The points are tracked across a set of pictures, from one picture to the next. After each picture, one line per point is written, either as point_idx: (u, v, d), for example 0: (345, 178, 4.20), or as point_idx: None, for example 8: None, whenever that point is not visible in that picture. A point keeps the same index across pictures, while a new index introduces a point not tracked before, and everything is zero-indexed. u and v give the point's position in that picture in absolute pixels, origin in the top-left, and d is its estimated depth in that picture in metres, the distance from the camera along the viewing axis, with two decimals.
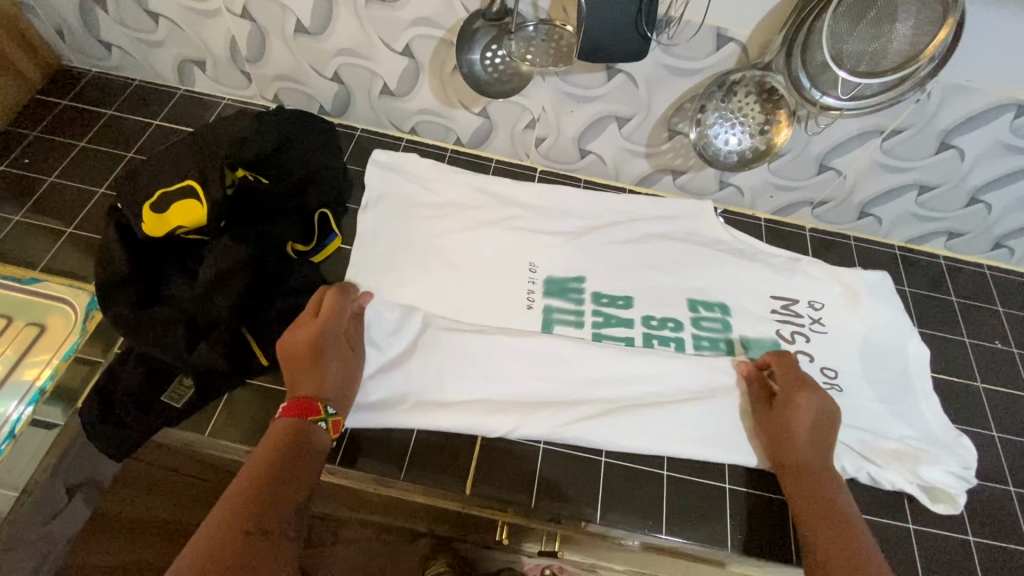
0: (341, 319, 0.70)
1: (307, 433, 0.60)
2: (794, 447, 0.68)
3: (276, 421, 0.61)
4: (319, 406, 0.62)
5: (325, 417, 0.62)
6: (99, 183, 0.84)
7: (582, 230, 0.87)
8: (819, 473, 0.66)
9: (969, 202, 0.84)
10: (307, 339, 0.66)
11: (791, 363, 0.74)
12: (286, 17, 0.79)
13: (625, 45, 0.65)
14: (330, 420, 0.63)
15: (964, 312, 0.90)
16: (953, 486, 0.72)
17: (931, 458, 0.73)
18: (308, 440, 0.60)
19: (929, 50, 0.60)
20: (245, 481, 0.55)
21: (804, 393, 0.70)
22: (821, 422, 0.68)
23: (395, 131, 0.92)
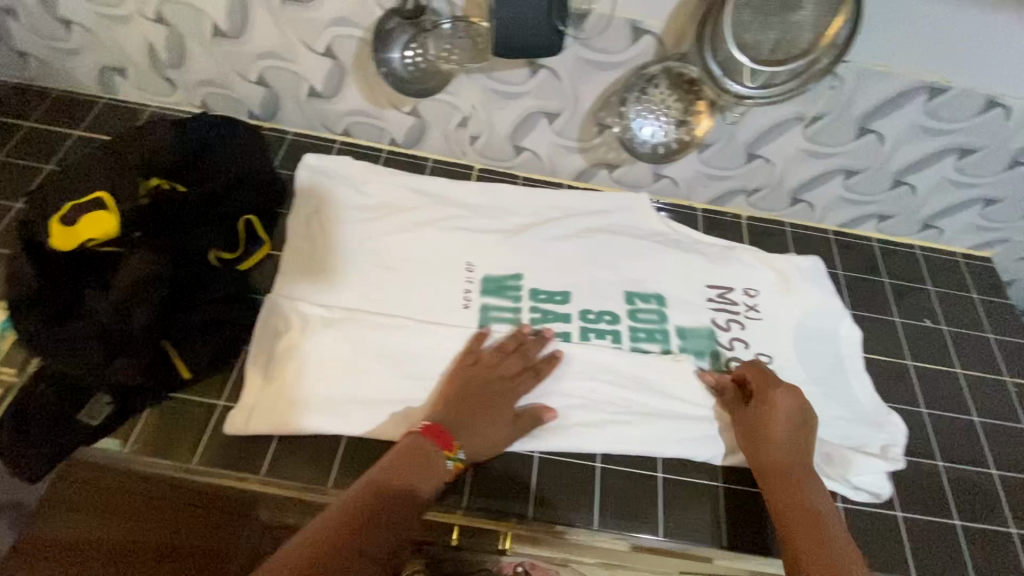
0: (535, 352, 0.74)
1: (428, 464, 0.62)
2: (774, 453, 0.67)
3: (407, 438, 0.64)
4: (451, 442, 0.64)
5: (452, 457, 0.64)
6: (14, 197, 0.81)
7: (520, 227, 0.86)
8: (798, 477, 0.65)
9: (893, 184, 0.85)
10: (497, 377, 0.70)
11: (763, 372, 0.74)
12: (204, 22, 0.77)
13: (539, 38, 0.65)
14: (455, 463, 0.64)
15: (895, 292, 0.92)
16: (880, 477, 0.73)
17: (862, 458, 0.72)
18: (422, 469, 0.62)
19: (825, 38, 0.60)
20: (366, 495, 0.57)
21: (774, 403, 0.70)
22: (795, 430, 0.68)
23: (327, 133, 0.90)
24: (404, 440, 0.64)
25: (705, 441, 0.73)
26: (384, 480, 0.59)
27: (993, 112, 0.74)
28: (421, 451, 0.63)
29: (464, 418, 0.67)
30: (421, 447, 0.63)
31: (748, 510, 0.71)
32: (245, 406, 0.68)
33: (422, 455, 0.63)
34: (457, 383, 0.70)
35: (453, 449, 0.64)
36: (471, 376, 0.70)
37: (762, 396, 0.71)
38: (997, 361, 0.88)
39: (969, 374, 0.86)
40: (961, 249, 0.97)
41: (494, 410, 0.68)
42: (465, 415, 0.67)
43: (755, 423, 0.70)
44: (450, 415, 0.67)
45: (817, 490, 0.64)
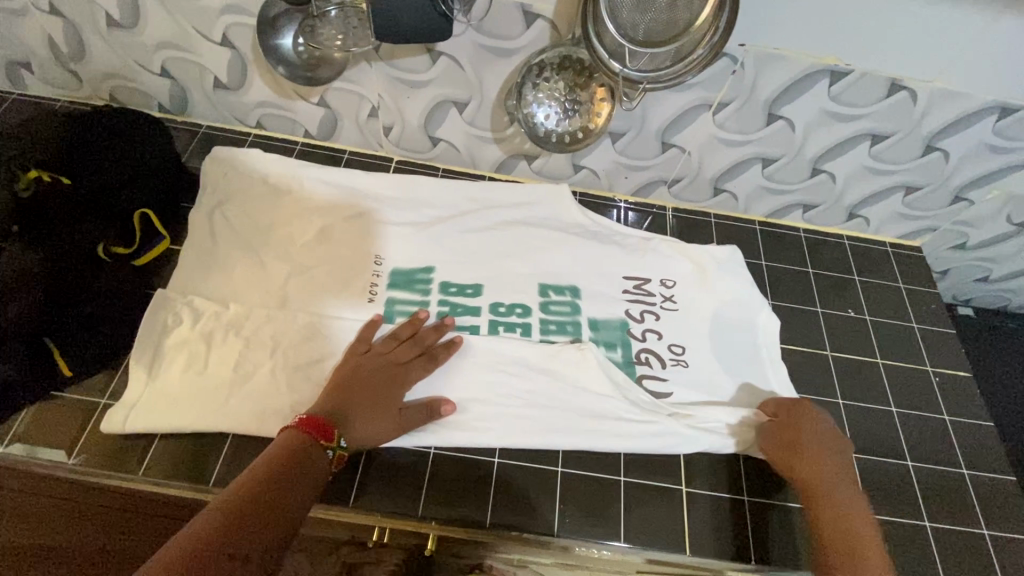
0: (430, 342, 0.72)
1: (309, 455, 0.58)
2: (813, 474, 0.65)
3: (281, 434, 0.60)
4: (333, 432, 0.61)
5: (333, 446, 0.61)
6: None
7: (433, 220, 0.84)
8: (847, 496, 0.64)
9: (812, 172, 0.84)
10: (386, 367, 0.69)
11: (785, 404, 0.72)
12: (97, 11, 0.76)
13: (422, 23, 0.63)
14: (338, 452, 0.61)
15: (820, 283, 0.91)
16: None
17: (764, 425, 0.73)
18: (306, 460, 0.57)
19: (701, 21, 0.59)
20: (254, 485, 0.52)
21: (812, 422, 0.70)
22: (832, 449, 0.67)
23: (240, 126, 0.89)
24: (282, 435, 0.59)
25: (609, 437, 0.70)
26: (273, 466, 0.55)
27: (898, 95, 0.73)
28: (307, 442, 0.59)
29: (346, 412, 0.64)
30: (303, 436, 0.59)
31: (648, 506, 0.69)
32: (125, 403, 0.66)
33: (300, 446, 0.58)
34: (340, 378, 0.67)
35: (334, 439, 0.61)
36: (356, 370, 0.67)
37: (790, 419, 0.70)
38: (919, 351, 0.86)
39: (890, 364, 0.85)
40: (891, 239, 0.95)
41: (378, 400, 0.66)
42: (346, 407, 0.65)
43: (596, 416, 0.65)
44: (332, 408, 0.64)
45: (861, 509, 0.62)
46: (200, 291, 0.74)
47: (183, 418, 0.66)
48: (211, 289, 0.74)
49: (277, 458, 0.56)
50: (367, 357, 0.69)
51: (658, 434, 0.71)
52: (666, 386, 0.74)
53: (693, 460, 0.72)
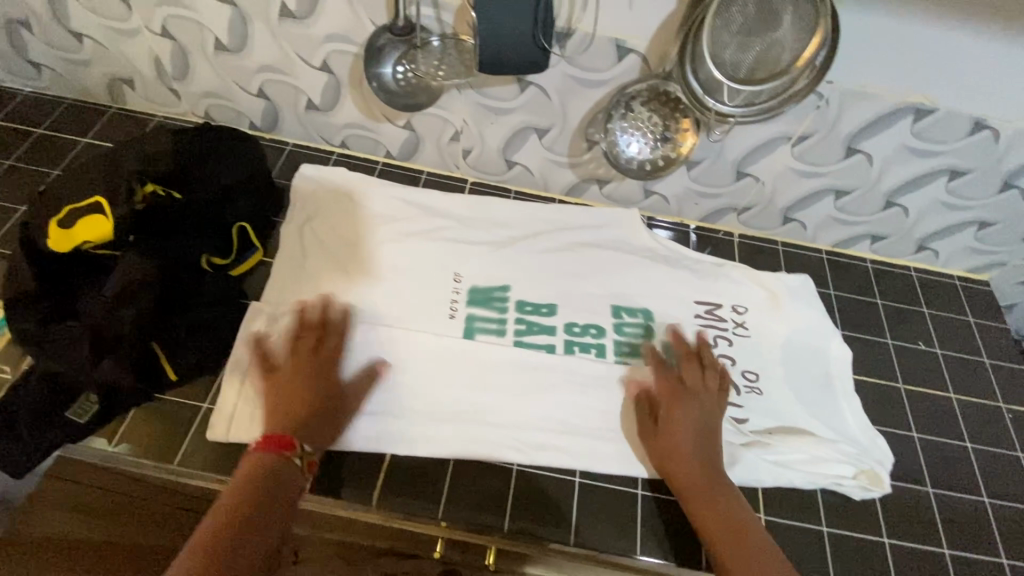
0: (326, 344, 0.71)
1: (282, 471, 0.59)
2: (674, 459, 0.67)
3: (250, 455, 0.60)
4: (290, 440, 0.62)
5: (299, 454, 0.61)
6: (21, 201, 0.84)
7: (509, 239, 0.87)
8: (705, 479, 0.65)
9: (885, 205, 0.85)
10: (317, 372, 0.68)
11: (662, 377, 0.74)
12: (206, 35, 0.80)
13: (524, 57, 0.66)
14: (304, 461, 0.62)
15: (888, 314, 0.91)
16: (857, 491, 0.73)
17: (844, 454, 0.73)
18: (279, 476, 0.58)
19: (802, 61, 0.61)
20: (231, 505, 0.54)
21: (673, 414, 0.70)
22: (692, 435, 0.68)
23: (325, 145, 0.93)
24: (250, 457, 0.60)
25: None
26: (250, 484, 0.57)
27: (980, 134, 0.74)
28: (275, 458, 0.60)
29: (308, 426, 0.65)
30: (267, 454, 0.60)
31: None
32: (225, 411, 0.69)
33: (271, 464, 0.59)
34: (289, 390, 0.67)
35: (296, 446, 0.62)
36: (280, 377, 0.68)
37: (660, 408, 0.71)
38: (991, 387, 0.86)
39: (962, 399, 0.84)
40: (959, 272, 0.95)
41: (320, 403, 0.67)
42: (304, 421, 0.65)
43: (707, 427, 0.69)
44: (288, 419, 0.64)
45: (726, 488, 0.65)
46: (291, 303, 0.77)
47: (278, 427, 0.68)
48: (300, 303, 0.77)
49: (252, 477, 0.57)
50: (290, 365, 0.69)
51: (739, 463, 0.71)
52: (742, 412, 0.75)
53: (771, 490, 0.72)
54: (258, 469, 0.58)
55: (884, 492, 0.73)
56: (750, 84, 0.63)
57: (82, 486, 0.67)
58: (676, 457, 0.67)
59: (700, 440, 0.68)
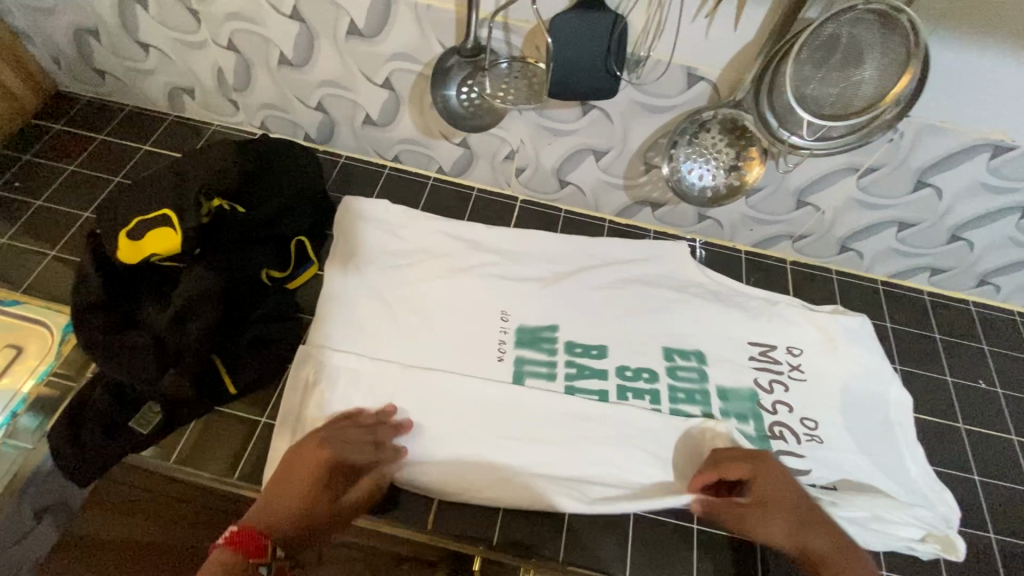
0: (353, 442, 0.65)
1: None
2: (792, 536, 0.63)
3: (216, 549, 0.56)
4: (264, 546, 0.56)
5: (267, 561, 0.56)
6: (85, 207, 0.87)
7: (554, 277, 0.85)
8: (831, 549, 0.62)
9: (950, 239, 0.83)
10: (327, 468, 0.63)
11: (738, 453, 0.68)
12: (271, 50, 0.81)
13: (595, 83, 0.66)
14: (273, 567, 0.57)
15: (947, 350, 0.88)
16: (929, 550, 0.70)
17: (911, 510, 0.71)
18: None
19: (888, 97, 0.61)
20: None
21: (777, 481, 0.65)
22: (798, 503, 0.64)
23: (378, 158, 0.94)
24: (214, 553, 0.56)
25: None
26: None
27: None
28: (239, 564, 0.55)
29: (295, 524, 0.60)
30: (231, 555, 0.55)
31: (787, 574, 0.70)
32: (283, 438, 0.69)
33: (231, 572, 0.54)
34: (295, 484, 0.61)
35: (266, 553, 0.57)
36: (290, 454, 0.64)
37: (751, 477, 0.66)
38: None
39: None
40: (1020, 308, 0.92)
41: (319, 507, 0.62)
42: (293, 519, 0.60)
43: (801, 508, 0.64)
44: (280, 518, 0.60)
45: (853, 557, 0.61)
46: (345, 321, 0.77)
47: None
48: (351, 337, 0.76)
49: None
50: (310, 449, 0.63)
51: None
52: (804, 462, 0.73)
53: None
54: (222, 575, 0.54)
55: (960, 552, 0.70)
56: (833, 119, 0.63)
57: (128, 492, 0.68)
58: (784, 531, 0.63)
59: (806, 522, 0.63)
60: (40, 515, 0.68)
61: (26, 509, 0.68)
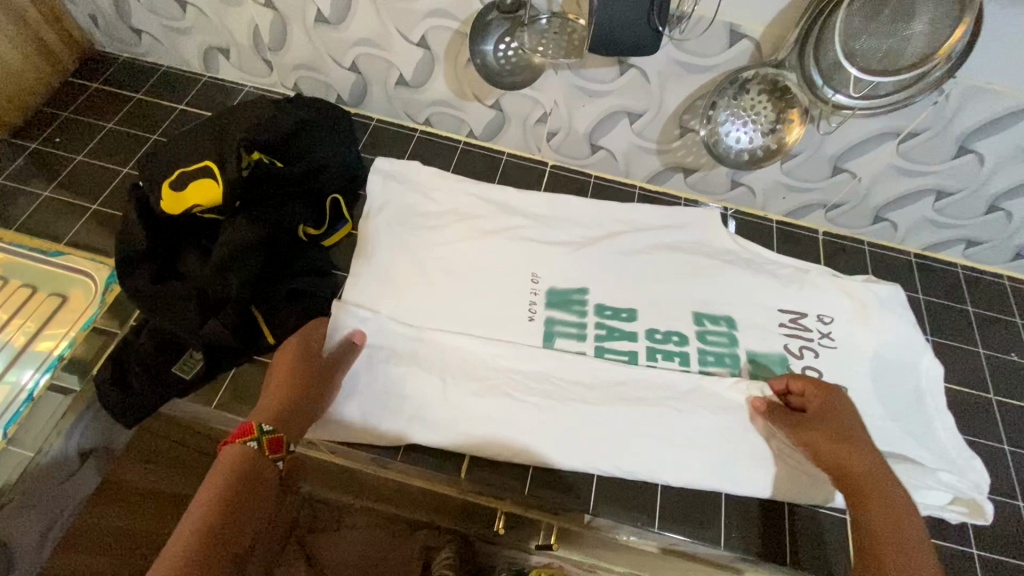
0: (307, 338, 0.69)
1: (248, 465, 0.55)
2: (859, 454, 0.62)
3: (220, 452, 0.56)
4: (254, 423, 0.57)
5: (258, 436, 0.56)
6: (124, 163, 0.88)
7: (586, 240, 0.85)
8: (882, 480, 0.60)
9: (988, 210, 0.82)
10: (292, 368, 0.65)
11: (812, 380, 0.70)
12: (308, 8, 0.81)
13: (636, 40, 0.66)
14: (265, 439, 0.57)
15: (980, 323, 0.88)
16: (957, 515, 0.71)
17: (939, 474, 0.71)
18: (250, 470, 0.55)
19: (942, 50, 0.59)
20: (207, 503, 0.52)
21: (845, 409, 0.67)
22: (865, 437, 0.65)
23: (409, 122, 0.94)
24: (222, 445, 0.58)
25: (755, 478, 0.70)
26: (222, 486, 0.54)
27: None
28: (243, 448, 0.56)
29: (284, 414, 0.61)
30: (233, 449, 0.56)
31: (811, 531, 0.71)
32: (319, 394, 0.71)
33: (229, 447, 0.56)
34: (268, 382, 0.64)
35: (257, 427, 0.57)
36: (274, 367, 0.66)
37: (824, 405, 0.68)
38: None
39: None
40: None
41: (295, 383, 0.64)
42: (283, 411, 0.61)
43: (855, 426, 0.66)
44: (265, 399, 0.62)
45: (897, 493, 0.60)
46: (379, 278, 0.79)
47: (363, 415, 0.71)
48: (382, 302, 0.77)
49: (233, 470, 0.55)
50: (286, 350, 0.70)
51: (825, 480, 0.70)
52: None
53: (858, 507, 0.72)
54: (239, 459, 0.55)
55: (985, 516, 0.71)
56: (882, 75, 0.62)
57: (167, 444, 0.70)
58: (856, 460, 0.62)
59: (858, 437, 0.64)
60: (84, 455, 0.71)
61: (71, 450, 0.70)
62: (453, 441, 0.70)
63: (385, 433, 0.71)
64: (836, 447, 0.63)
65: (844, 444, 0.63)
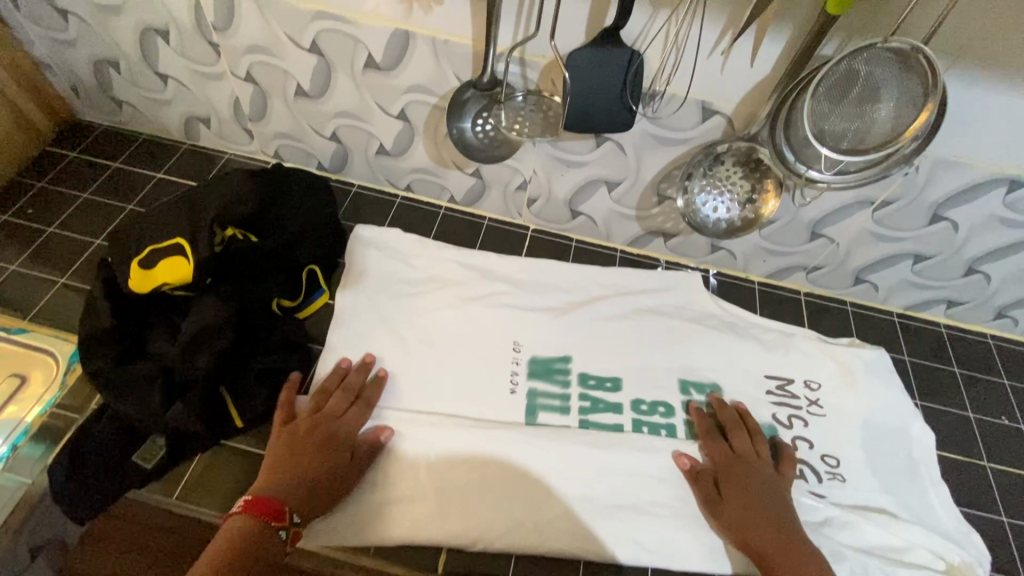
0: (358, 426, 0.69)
1: (259, 544, 0.56)
2: (756, 521, 0.64)
3: (234, 517, 0.58)
4: (284, 511, 0.59)
5: (288, 526, 0.59)
6: (97, 234, 0.87)
7: (568, 306, 0.84)
8: (790, 544, 0.62)
9: (966, 272, 0.82)
10: (322, 439, 0.66)
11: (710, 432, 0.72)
12: (289, 82, 0.81)
13: (613, 118, 0.67)
14: (291, 531, 0.59)
15: (967, 384, 0.87)
16: None
17: (940, 551, 0.69)
18: (257, 550, 0.56)
19: (909, 131, 0.60)
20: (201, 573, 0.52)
21: (748, 475, 0.68)
22: (760, 491, 0.66)
23: (390, 187, 0.94)
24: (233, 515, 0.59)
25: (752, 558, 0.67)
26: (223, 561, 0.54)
27: None
28: (258, 528, 0.57)
29: (314, 493, 0.62)
30: (249, 521, 0.57)
31: None
32: None
33: (249, 532, 0.56)
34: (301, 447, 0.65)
35: (287, 517, 0.59)
36: (300, 429, 0.66)
37: (727, 467, 0.69)
38: None
39: None
40: None
41: (329, 466, 0.64)
42: (314, 492, 0.62)
43: (774, 501, 0.66)
44: (297, 479, 0.62)
45: (797, 550, 0.61)
46: (355, 353, 0.76)
47: None
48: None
49: (232, 547, 0.55)
50: (313, 415, 0.68)
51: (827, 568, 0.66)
52: (827, 503, 0.70)
53: None
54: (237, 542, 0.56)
55: None
56: (850, 154, 0.63)
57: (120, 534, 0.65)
58: (756, 530, 0.63)
59: (766, 514, 0.64)
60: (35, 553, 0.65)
61: (21, 547, 0.65)
62: (430, 532, 0.66)
63: (348, 522, 0.66)
64: (753, 534, 0.63)
65: (748, 515, 0.64)
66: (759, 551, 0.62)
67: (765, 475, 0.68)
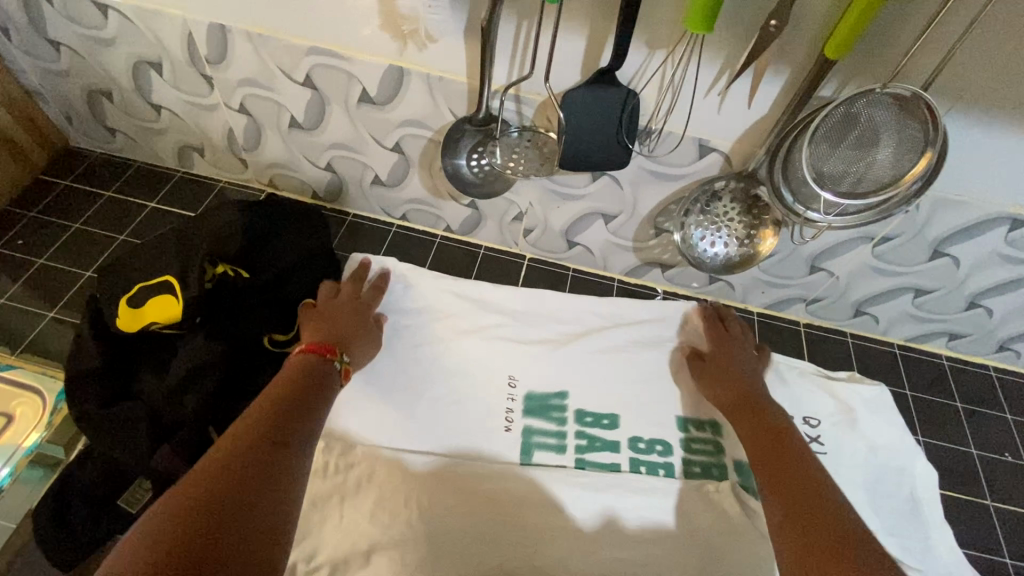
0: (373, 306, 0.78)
1: (321, 370, 0.61)
2: (735, 385, 0.72)
3: (292, 359, 0.63)
4: (337, 348, 0.66)
5: (341, 359, 0.65)
6: (87, 266, 0.85)
7: (564, 339, 0.83)
8: (754, 404, 0.69)
9: (967, 306, 0.81)
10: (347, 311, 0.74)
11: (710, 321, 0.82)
12: (282, 114, 0.80)
13: (607, 155, 0.67)
14: (344, 366, 0.66)
15: (969, 419, 0.85)
16: None
17: None
18: (318, 373, 0.60)
19: (908, 175, 0.59)
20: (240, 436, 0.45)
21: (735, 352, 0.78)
22: (742, 364, 0.76)
23: (386, 216, 0.94)
24: (291, 357, 0.63)
25: None
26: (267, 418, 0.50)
27: None
28: (317, 359, 0.63)
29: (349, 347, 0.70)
30: (309, 356, 0.63)
31: None
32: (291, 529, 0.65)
33: (314, 362, 0.62)
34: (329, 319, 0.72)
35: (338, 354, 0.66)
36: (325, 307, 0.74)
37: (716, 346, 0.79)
38: None
39: None
40: None
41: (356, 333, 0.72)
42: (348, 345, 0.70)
43: (750, 372, 0.75)
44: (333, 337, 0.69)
45: (765, 409, 0.67)
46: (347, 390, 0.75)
47: (306, 552, 0.64)
48: (351, 415, 0.73)
49: (294, 377, 0.58)
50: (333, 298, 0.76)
51: None
52: None
53: None
54: (257, 437, 0.46)
55: None
56: (850, 196, 0.62)
57: None
58: (735, 389, 0.72)
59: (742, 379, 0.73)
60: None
61: None
62: None
63: None
64: (730, 396, 0.71)
65: (726, 380, 0.74)
66: (734, 406, 0.70)
67: (744, 352, 0.78)
